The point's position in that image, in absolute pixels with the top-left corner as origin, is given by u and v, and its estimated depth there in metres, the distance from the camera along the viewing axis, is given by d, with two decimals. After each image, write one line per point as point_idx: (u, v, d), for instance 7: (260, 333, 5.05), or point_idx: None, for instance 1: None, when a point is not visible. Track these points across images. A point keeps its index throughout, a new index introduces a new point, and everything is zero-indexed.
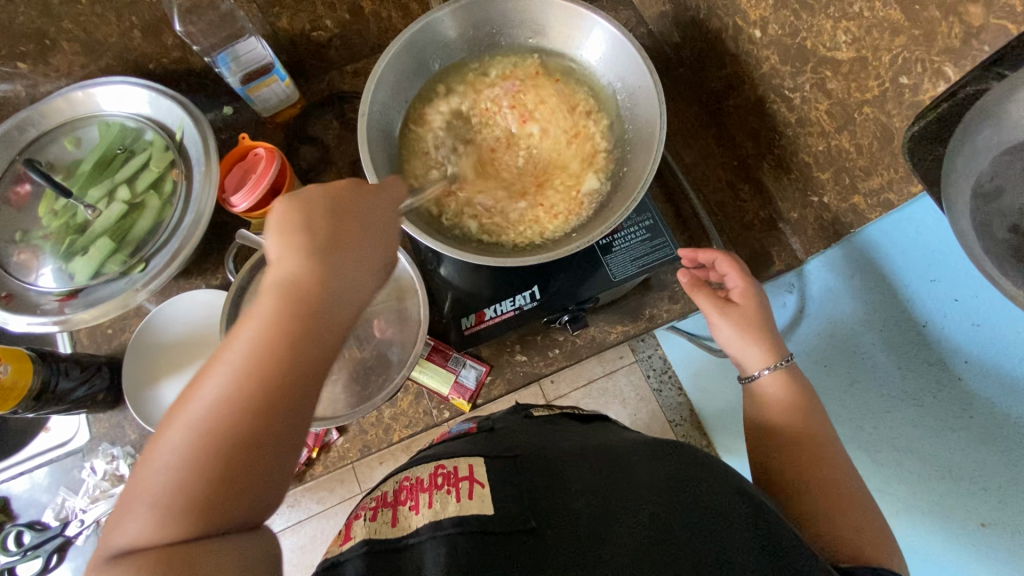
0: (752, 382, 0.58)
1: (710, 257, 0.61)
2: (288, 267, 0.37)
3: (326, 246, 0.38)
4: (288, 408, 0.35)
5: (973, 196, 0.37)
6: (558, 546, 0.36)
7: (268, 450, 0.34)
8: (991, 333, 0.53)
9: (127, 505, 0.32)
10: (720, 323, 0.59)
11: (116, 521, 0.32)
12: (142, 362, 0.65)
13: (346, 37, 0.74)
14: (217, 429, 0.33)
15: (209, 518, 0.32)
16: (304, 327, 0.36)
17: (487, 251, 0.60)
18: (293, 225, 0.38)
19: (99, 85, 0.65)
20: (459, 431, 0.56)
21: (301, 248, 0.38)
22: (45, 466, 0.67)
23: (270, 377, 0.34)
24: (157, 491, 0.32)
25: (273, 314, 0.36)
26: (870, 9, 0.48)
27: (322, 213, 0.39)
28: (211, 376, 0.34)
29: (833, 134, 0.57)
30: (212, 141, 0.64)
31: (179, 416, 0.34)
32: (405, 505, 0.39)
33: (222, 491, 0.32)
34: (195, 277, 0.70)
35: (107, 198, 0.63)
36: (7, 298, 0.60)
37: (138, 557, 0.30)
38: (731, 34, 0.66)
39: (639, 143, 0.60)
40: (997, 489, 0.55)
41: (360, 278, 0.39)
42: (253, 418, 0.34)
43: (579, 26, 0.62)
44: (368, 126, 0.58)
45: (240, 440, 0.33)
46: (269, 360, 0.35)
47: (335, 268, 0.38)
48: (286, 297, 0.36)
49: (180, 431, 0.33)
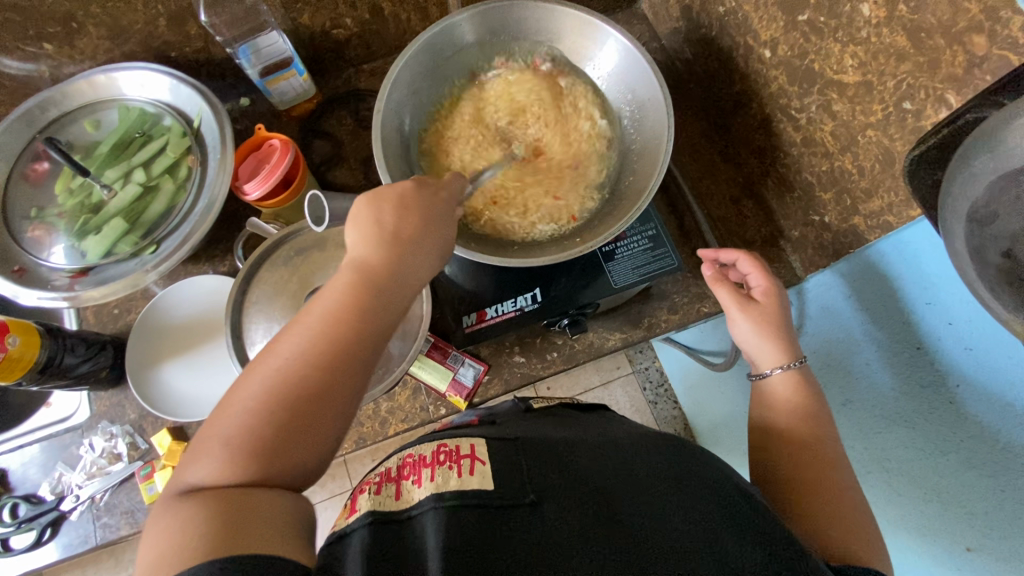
0: (762, 379, 0.60)
1: (732, 257, 0.63)
2: (365, 250, 0.41)
3: (400, 236, 0.42)
4: (348, 379, 0.37)
5: (967, 219, 0.38)
6: (557, 523, 0.37)
7: (328, 411, 0.36)
8: (983, 357, 0.53)
9: (199, 447, 0.34)
10: (739, 319, 0.60)
11: (189, 461, 0.34)
12: (146, 343, 0.66)
13: (365, 36, 0.76)
14: (282, 386, 0.35)
15: (271, 470, 0.34)
16: (372, 307, 0.39)
17: (494, 250, 0.60)
18: (366, 217, 0.42)
19: (121, 70, 0.67)
20: (461, 422, 0.56)
21: (374, 236, 0.41)
22: (42, 441, 0.67)
23: (339, 346, 0.37)
24: (229, 434, 0.34)
25: (350, 291, 0.39)
26: (878, 35, 0.49)
27: (393, 205, 0.42)
28: (284, 339, 0.37)
29: (836, 155, 0.58)
30: (228, 130, 0.66)
31: (253, 370, 0.36)
32: (408, 479, 0.40)
33: (284, 442, 0.34)
34: (203, 263, 0.72)
35: (122, 179, 0.65)
36: (19, 272, 0.61)
37: (199, 496, 0.32)
38: (742, 53, 0.67)
39: (646, 154, 0.61)
40: (983, 514, 0.55)
41: (428, 264, 0.43)
42: (321, 380, 0.36)
43: (593, 37, 0.64)
44: (383, 123, 0.59)
45: (301, 399, 0.35)
46: (338, 329, 0.37)
47: (406, 253, 0.42)
48: (365, 278, 0.40)
49: (253, 385, 0.36)
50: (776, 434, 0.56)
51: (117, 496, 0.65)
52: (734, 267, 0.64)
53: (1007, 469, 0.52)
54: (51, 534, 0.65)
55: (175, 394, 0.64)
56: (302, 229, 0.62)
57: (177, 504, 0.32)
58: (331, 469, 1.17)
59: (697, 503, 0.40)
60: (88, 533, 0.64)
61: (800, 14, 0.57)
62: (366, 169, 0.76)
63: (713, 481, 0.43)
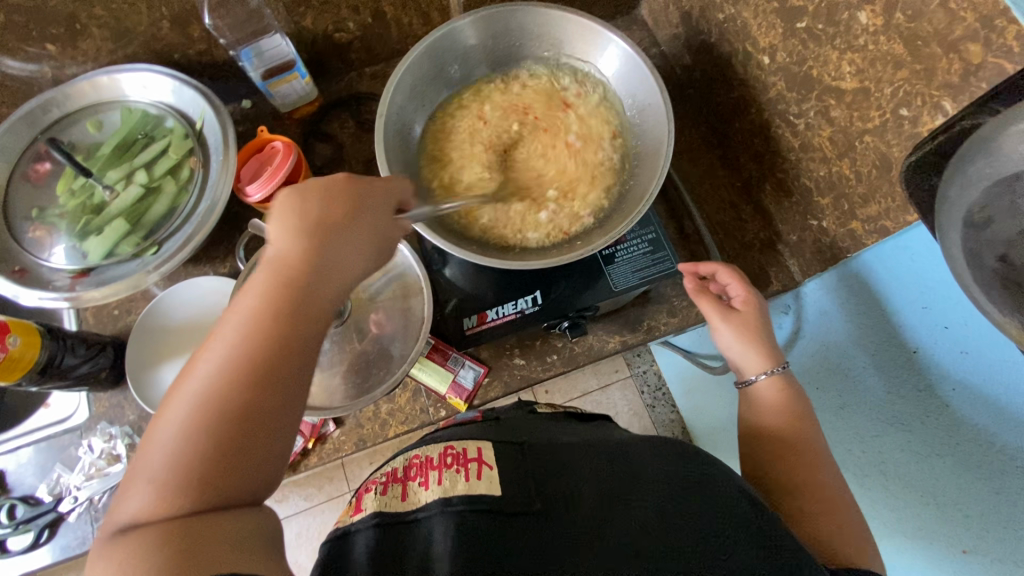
0: (748, 387, 0.60)
1: (711, 269, 0.62)
2: (282, 246, 0.40)
3: (319, 228, 0.41)
4: (282, 387, 0.37)
5: (964, 224, 0.39)
6: (566, 526, 0.38)
7: (263, 421, 0.36)
8: (979, 361, 0.54)
9: (132, 480, 0.34)
10: (721, 328, 0.60)
11: (121, 497, 0.33)
12: (144, 343, 0.66)
13: (367, 40, 0.76)
14: (210, 404, 0.35)
15: (213, 493, 0.33)
16: (294, 309, 0.38)
17: (495, 253, 0.61)
18: (290, 210, 0.41)
19: (124, 72, 0.67)
20: (464, 419, 0.58)
21: (291, 236, 0.40)
22: (40, 442, 0.67)
23: (264, 356, 0.36)
24: (158, 465, 0.33)
25: (267, 294, 0.38)
26: (875, 43, 0.50)
27: (314, 198, 0.42)
28: (205, 357, 0.36)
29: (834, 160, 0.59)
30: (231, 132, 0.66)
31: (179, 394, 0.36)
32: (414, 480, 0.40)
33: (219, 463, 0.34)
34: (204, 264, 0.72)
35: (124, 180, 0.65)
36: (20, 272, 0.61)
37: (138, 530, 0.32)
38: (741, 59, 0.68)
39: (646, 158, 0.62)
40: (980, 517, 0.55)
41: (352, 257, 0.42)
42: (252, 390, 0.36)
43: (594, 43, 0.64)
44: (386, 126, 0.60)
45: (234, 416, 0.35)
46: (262, 339, 0.37)
47: (327, 247, 0.41)
48: (281, 278, 0.39)
49: (181, 407, 0.35)
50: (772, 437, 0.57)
51: (115, 497, 0.65)
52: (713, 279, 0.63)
53: (1002, 472, 0.53)
54: (49, 536, 0.65)
55: None
56: None
57: (115, 542, 0.31)
58: (329, 472, 1.16)
59: (697, 506, 0.40)
60: (86, 535, 0.65)
61: (798, 21, 0.58)
62: (367, 171, 0.76)
63: (714, 483, 0.43)
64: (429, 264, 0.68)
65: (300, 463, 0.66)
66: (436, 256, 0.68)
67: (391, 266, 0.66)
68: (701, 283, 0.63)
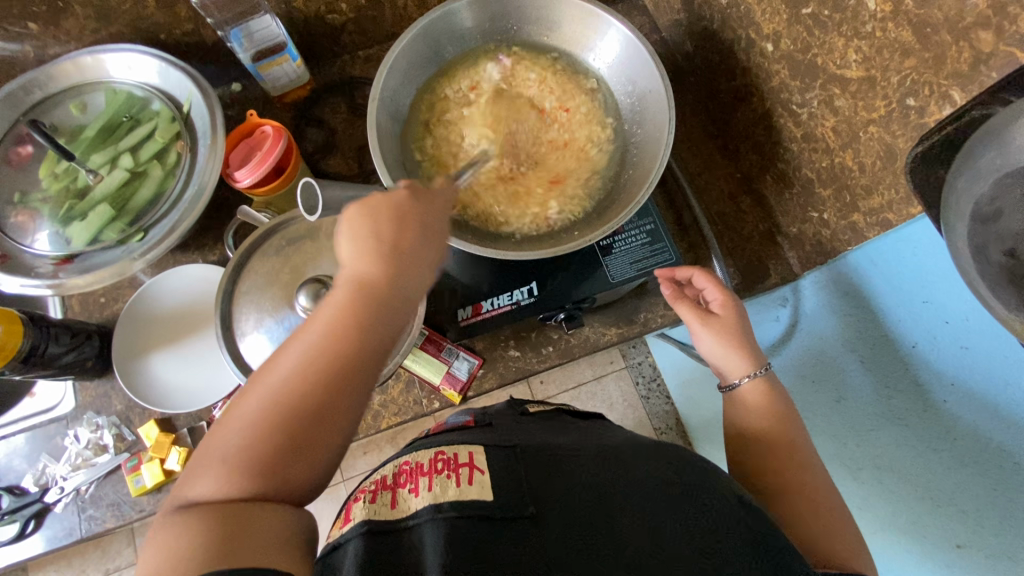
0: (731, 392, 0.59)
1: (687, 273, 0.62)
2: (361, 262, 0.38)
3: (398, 248, 0.39)
4: (345, 401, 0.36)
5: (971, 218, 0.38)
6: (558, 530, 0.37)
7: (324, 430, 0.35)
8: (978, 357, 0.54)
9: (198, 463, 0.34)
10: (702, 334, 0.59)
11: (188, 477, 0.34)
12: (131, 332, 0.65)
13: (361, 22, 0.74)
14: (277, 406, 0.35)
15: (271, 488, 0.34)
16: (371, 325, 0.37)
17: (486, 243, 0.59)
18: (363, 229, 0.39)
19: (109, 52, 0.65)
20: (455, 423, 0.55)
21: (375, 244, 0.39)
22: (25, 432, 0.66)
23: (339, 359, 0.36)
24: (227, 453, 0.33)
25: (343, 308, 0.37)
26: (882, 30, 0.49)
27: (387, 218, 0.39)
28: (280, 359, 0.36)
29: (837, 151, 0.58)
30: (219, 115, 0.64)
31: (250, 389, 0.36)
32: (405, 487, 0.40)
33: (281, 457, 0.34)
34: (192, 251, 0.70)
35: (109, 164, 0.63)
36: (2, 259, 0.60)
37: (196, 515, 0.32)
38: (743, 46, 0.66)
39: (646, 147, 0.60)
40: (974, 513, 0.55)
41: (429, 272, 0.40)
42: (317, 399, 0.35)
43: (594, 27, 0.62)
44: (378, 111, 0.58)
45: (298, 420, 0.35)
46: (340, 341, 0.36)
47: (410, 260, 0.39)
48: (362, 293, 0.37)
49: (251, 402, 0.35)
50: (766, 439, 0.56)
51: (102, 488, 0.64)
52: (690, 284, 0.63)
53: (996, 468, 0.53)
54: (35, 527, 0.63)
55: (163, 385, 0.63)
56: (295, 218, 0.61)
57: (177, 519, 0.32)
58: None
59: (692, 510, 0.40)
60: (73, 526, 0.63)
61: (804, 7, 0.56)
62: (360, 158, 0.75)
63: (707, 485, 0.43)
64: None
65: None
66: None
67: None
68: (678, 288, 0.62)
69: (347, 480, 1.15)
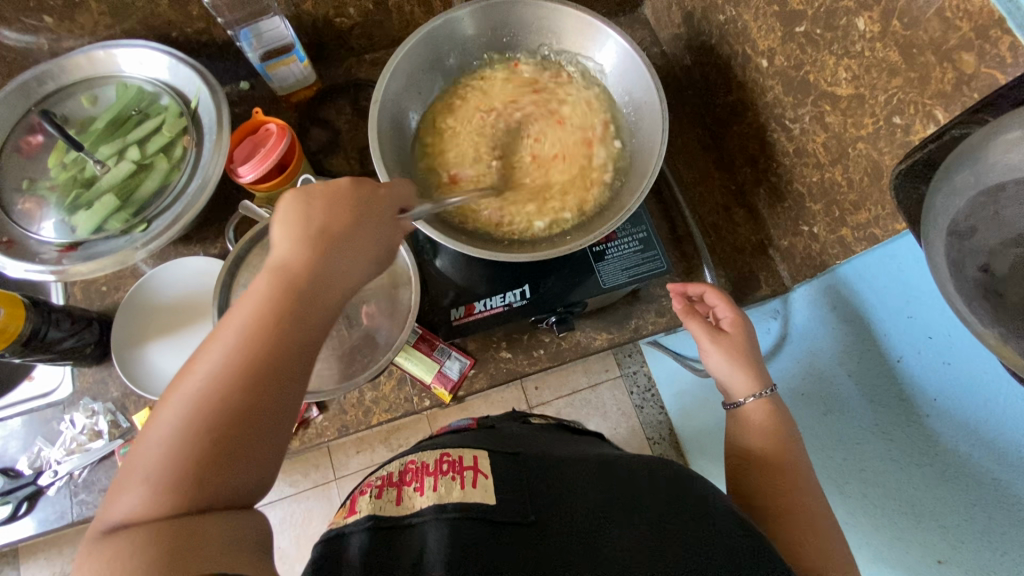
0: (735, 408, 0.60)
1: (699, 290, 0.63)
2: (283, 253, 0.40)
3: (319, 237, 0.41)
4: (278, 390, 0.37)
5: (948, 233, 0.39)
6: (549, 546, 0.38)
7: (261, 420, 0.36)
8: (959, 372, 0.54)
9: (125, 480, 0.33)
10: (710, 349, 0.61)
11: (113, 497, 0.33)
12: (131, 321, 0.66)
13: (367, 26, 0.76)
14: (207, 405, 0.34)
15: (211, 492, 0.33)
16: (294, 315, 0.38)
17: (484, 245, 0.60)
18: (294, 217, 0.41)
19: (121, 47, 0.67)
20: (458, 427, 0.58)
21: (297, 242, 0.40)
22: (23, 415, 0.67)
23: (262, 355, 0.36)
24: (155, 462, 0.33)
25: (266, 300, 0.38)
26: (871, 49, 0.50)
27: (320, 206, 0.42)
28: (206, 355, 0.36)
29: (827, 166, 0.59)
30: (225, 112, 0.66)
31: (172, 396, 0.35)
32: (410, 486, 0.41)
33: (216, 457, 0.34)
34: (194, 244, 0.72)
35: (116, 156, 0.64)
36: (8, 244, 0.61)
37: (126, 533, 0.31)
38: (740, 61, 0.68)
39: (640, 155, 0.62)
40: (954, 528, 0.55)
41: (360, 258, 0.43)
42: (246, 393, 0.35)
43: (593, 38, 0.64)
44: (380, 112, 0.60)
45: (231, 414, 0.35)
46: (261, 336, 0.37)
47: (331, 254, 0.41)
48: (283, 284, 0.39)
49: (176, 406, 0.34)
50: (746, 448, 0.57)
51: (95, 473, 0.65)
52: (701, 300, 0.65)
53: (976, 485, 0.53)
54: (27, 509, 0.64)
55: (160, 374, 0.64)
56: None
57: (104, 542, 0.30)
58: (315, 459, 1.17)
59: (676, 523, 0.41)
60: (65, 509, 0.64)
61: (797, 25, 0.58)
62: (362, 158, 0.76)
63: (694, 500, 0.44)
64: (419, 253, 0.68)
65: None
66: (427, 246, 0.68)
67: None
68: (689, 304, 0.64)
69: (339, 478, 1.16)
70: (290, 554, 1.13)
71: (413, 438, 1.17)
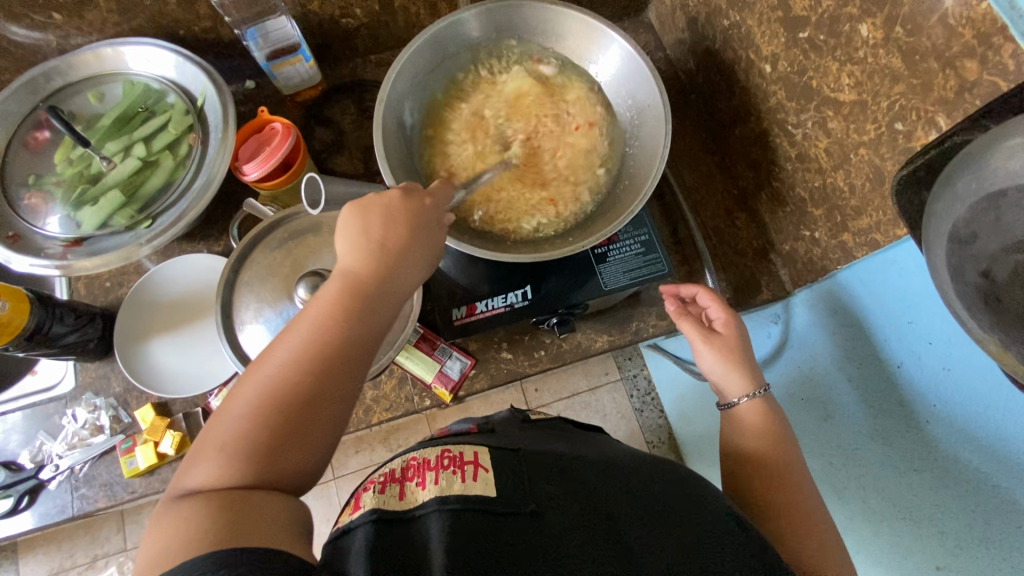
0: (729, 408, 0.60)
1: (691, 292, 0.64)
2: (355, 257, 0.41)
3: (388, 244, 0.42)
4: (343, 386, 0.38)
5: (949, 239, 0.39)
6: (553, 538, 0.38)
7: (324, 412, 0.37)
8: (959, 378, 0.54)
9: (200, 452, 0.35)
10: (704, 353, 0.61)
11: (187, 466, 0.35)
12: (134, 317, 0.66)
13: (373, 27, 0.76)
14: (278, 392, 0.36)
15: (273, 473, 0.35)
16: (363, 317, 0.40)
17: (487, 245, 0.60)
18: (359, 223, 0.42)
19: (129, 45, 0.67)
20: (460, 429, 0.57)
21: (364, 247, 0.42)
22: (25, 410, 0.67)
23: (328, 348, 0.38)
24: (228, 439, 0.35)
25: (338, 300, 0.40)
26: (874, 56, 0.50)
27: (381, 214, 0.43)
28: (280, 346, 0.38)
29: (829, 172, 0.59)
30: (231, 110, 0.66)
31: (248, 379, 0.37)
32: (411, 480, 0.40)
33: (282, 442, 0.35)
34: (198, 241, 0.72)
35: (123, 153, 0.65)
36: (13, 238, 0.62)
37: (197, 500, 0.32)
38: (743, 66, 0.68)
39: (643, 158, 0.62)
40: (953, 534, 0.55)
41: (419, 266, 0.44)
42: (313, 385, 0.37)
43: (598, 42, 0.65)
44: (385, 113, 0.60)
45: (298, 403, 0.36)
46: (330, 334, 0.38)
47: (398, 261, 0.42)
48: (354, 286, 0.40)
49: (249, 390, 0.36)
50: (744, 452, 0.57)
51: (96, 468, 0.65)
52: (693, 300, 0.65)
53: (976, 491, 0.53)
54: (28, 503, 0.64)
55: (161, 369, 0.65)
56: (299, 212, 0.62)
57: (177, 506, 0.32)
58: None
59: (682, 526, 0.41)
60: (65, 503, 0.64)
61: (801, 31, 0.58)
62: (366, 158, 0.77)
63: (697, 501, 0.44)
64: None
65: None
66: None
67: None
68: (681, 305, 0.64)
69: (338, 477, 1.16)
70: None
71: (412, 439, 1.17)
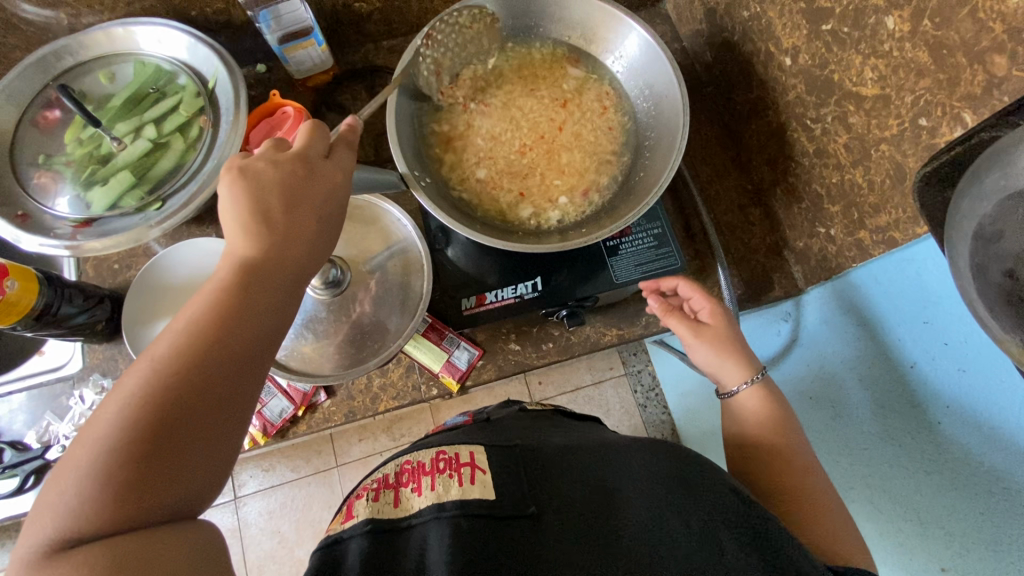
0: (730, 398, 0.59)
1: (671, 284, 0.63)
2: (241, 246, 0.38)
3: (281, 231, 0.39)
4: (230, 390, 0.34)
5: (974, 237, 0.38)
6: (556, 535, 0.38)
7: (210, 421, 0.33)
8: (976, 379, 0.53)
9: (51, 492, 0.30)
10: (697, 345, 0.60)
11: (35, 516, 0.29)
12: (141, 300, 0.66)
13: (387, 12, 0.75)
14: (148, 405, 0.32)
15: (152, 502, 0.31)
16: (250, 312, 0.36)
17: (497, 234, 0.60)
18: (248, 206, 0.39)
19: (141, 25, 0.67)
20: (453, 424, 0.57)
21: (258, 233, 0.38)
22: (32, 390, 0.67)
23: (208, 347, 0.34)
24: (88, 472, 0.30)
25: (220, 296, 0.36)
26: (900, 49, 0.49)
27: (274, 192, 0.39)
28: (149, 352, 0.34)
29: (848, 168, 0.58)
30: (243, 94, 0.65)
31: (109, 395, 0.32)
32: (406, 487, 0.41)
33: (160, 464, 0.31)
34: (207, 225, 0.72)
35: (133, 133, 0.64)
36: (23, 217, 0.61)
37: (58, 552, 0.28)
38: (762, 59, 0.67)
39: (659, 149, 0.61)
40: (959, 535, 0.55)
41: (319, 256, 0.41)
42: (195, 392, 0.33)
43: (615, 29, 0.63)
44: (398, 98, 0.59)
45: (177, 415, 0.32)
46: (211, 335, 0.34)
47: (291, 249, 0.39)
48: (241, 278, 0.37)
49: (111, 407, 0.31)
50: (752, 448, 0.56)
51: None
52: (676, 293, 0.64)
53: (987, 493, 0.52)
54: (35, 482, 0.64)
55: None
56: None
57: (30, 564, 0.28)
58: (317, 445, 1.17)
59: (693, 508, 0.40)
60: None
61: (824, 23, 0.57)
62: (377, 145, 0.76)
63: (706, 483, 0.43)
64: (433, 242, 0.68)
65: (289, 429, 0.67)
66: (440, 234, 0.67)
67: (393, 241, 0.67)
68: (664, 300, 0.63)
69: (340, 465, 1.17)
70: (290, 539, 1.13)
71: (415, 428, 1.17)
